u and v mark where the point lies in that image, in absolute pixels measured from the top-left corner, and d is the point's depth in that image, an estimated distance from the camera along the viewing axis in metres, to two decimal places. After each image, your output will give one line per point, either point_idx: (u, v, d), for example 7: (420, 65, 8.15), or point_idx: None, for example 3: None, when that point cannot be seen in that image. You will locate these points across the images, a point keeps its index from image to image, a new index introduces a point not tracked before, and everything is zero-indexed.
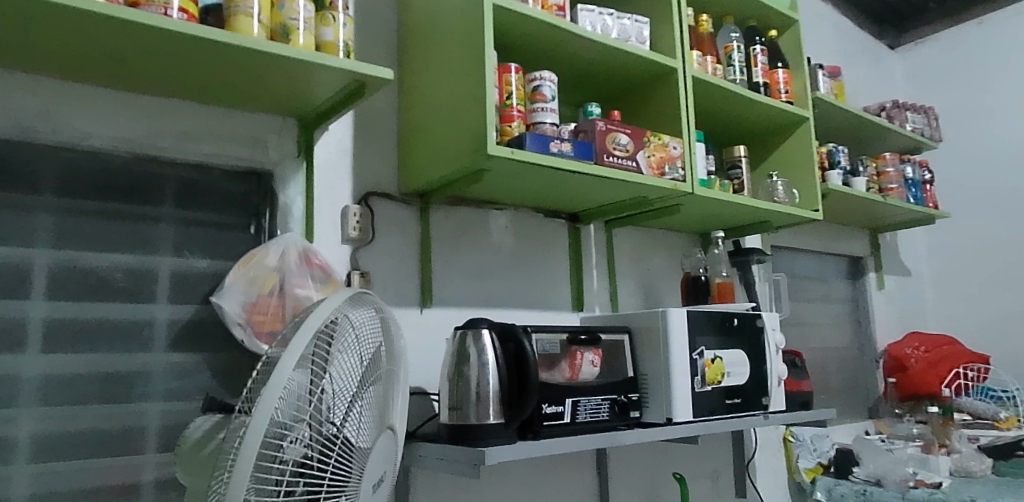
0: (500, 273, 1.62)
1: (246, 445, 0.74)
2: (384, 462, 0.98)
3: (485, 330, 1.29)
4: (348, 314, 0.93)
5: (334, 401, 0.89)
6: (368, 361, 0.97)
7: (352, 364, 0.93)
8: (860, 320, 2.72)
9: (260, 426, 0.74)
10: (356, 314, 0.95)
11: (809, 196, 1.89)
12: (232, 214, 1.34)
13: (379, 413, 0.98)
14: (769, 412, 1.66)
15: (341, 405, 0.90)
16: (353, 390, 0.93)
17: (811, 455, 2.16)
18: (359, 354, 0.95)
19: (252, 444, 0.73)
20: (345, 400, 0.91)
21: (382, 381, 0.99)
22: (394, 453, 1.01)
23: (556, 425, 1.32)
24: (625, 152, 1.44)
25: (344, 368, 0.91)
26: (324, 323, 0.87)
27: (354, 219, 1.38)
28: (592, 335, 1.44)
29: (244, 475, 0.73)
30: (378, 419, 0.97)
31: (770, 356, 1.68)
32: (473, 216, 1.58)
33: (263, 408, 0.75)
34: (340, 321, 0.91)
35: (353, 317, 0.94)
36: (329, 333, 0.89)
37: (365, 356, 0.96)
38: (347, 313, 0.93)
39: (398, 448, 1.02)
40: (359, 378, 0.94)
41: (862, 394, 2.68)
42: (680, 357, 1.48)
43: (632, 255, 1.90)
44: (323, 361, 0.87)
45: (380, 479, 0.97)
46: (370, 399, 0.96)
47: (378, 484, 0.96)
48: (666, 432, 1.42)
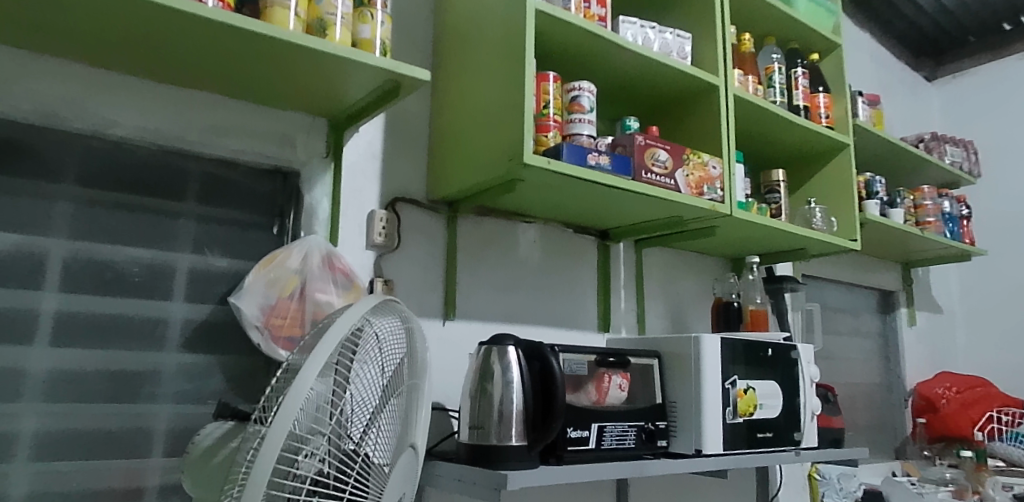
0: (526, 288, 1.56)
1: (261, 457, 0.68)
2: (406, 483, 0.92)
3: (510, 347, 1.23)
4: (372, 322, 0.88)
5: (354, 414, 0.83)
6: (394, 370, 0.92)
7: (374, 376, 0.87)
8: (890, 357, 2.63)
9: (277, 437, 0.69)
10: (380, 323, 0.90)
11: (846, 225, 1.82)
12: (255, 213, 1.30)
13: (404, 426, 0.92)
14: (801, 448, 1.59)
15: (361, 415, 0.85)
16: (374, 404, 0.87)
17: (837, 495, 2.07)
18: (384, 364, 0.90)
19: (266, 458, 0.68)
20: (365, 411, 0.85)
21: (411, 392, 0.94)
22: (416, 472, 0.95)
23: (581, 451, 1.25)
24: (664, 169, 1.38)
25: (368, 378, 0.86)
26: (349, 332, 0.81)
27: (380, 225, 1.33)
28: (621, 358, 1.38)
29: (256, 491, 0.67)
30: (402, 434, 0.91)
31: (805, 389, 1.61)
32: (501, 228, 1.53)
33: (281, 421, 0.69)
34: (365, 329, 0.86)
35: (377, 326, 0.89)
36: (353, 342, 0.83)
37: (390, 367, 0.91)
38: (373, 318, 0.88)
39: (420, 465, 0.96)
40: (383, 389, 0.89)
41: (889, 433, 2.58)
42: (713, 386, 1.41)
43: (662, 277, 1.83)
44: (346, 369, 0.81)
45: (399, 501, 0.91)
46: (394, 413, 0.91)
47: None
48: (695, 464, 1.35)
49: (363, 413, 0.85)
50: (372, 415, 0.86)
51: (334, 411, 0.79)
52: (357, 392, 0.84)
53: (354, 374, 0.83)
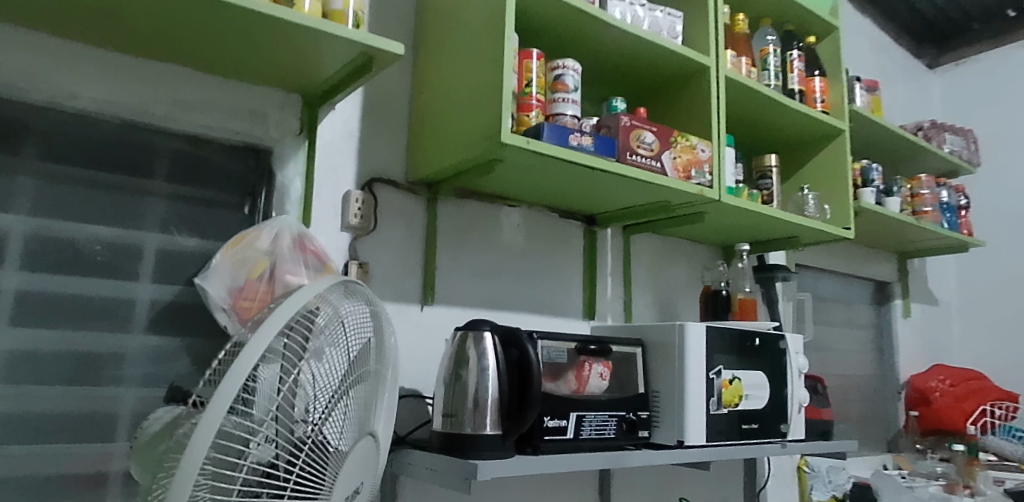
0: (508, 273, 1.52)
1: (194, 444, 0.63)
2: (364, 472, 0.88)
3: (487, 333, 1.20)
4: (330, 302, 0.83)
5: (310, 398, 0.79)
6: (356, 354, 0.88)
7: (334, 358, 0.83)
8: (884, 348, 2.59)
9: (213, 422, 0.64)
10: (339, 303, 0.85)
11: (841, 213, 1.77)
12: (226, 192, 1.25)
13: (364, 412, 0.88)
14: (787, 441, 1.55)
15: (319, 400, 0.81)
16: (333, 388, 0.82)
17: (826, 487, 2.03)
18: (345, 347, 0.85)
19: (199, 445, 0.63)
20: (323, 395, 0.81)
21: (371, 377, 0.90)
22: (377, 460, 0.92)
23: (558, 441, 1.22)
24: (650, 151, 1.34)
25: (327, 361, 0.82)
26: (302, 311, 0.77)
27: (356, 206, 1.29)
28: (602, 345, 1.34)
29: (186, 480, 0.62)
30: (361, 420, 0.88)
31: (792, 380, 1.57)
32: (483, 211, 1.49)
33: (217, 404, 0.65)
34: (322, 309, 0.82)
35: (336, 306, 0.84)
36: (309, 323, 0.79)
37: (351, 350, 0.87)
38: (331, 298, 0.83)
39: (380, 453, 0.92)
40: (344, 373, 0.85)
41: (882, 425, 2.55)
42: (697, 376, 1.37)
43: (650, 265, 1.79)
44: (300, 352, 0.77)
45: (358, 490, 0.87)
46: (355, 398, 0.87)
47: (353, 494, 0.86)
48: (676, 456, 1.31)
49: (321, 398, 0.81)
50: (331, 400, 0.82)
51: (286, 395, 0.74)
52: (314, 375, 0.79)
53: (311, 356, 0.79)
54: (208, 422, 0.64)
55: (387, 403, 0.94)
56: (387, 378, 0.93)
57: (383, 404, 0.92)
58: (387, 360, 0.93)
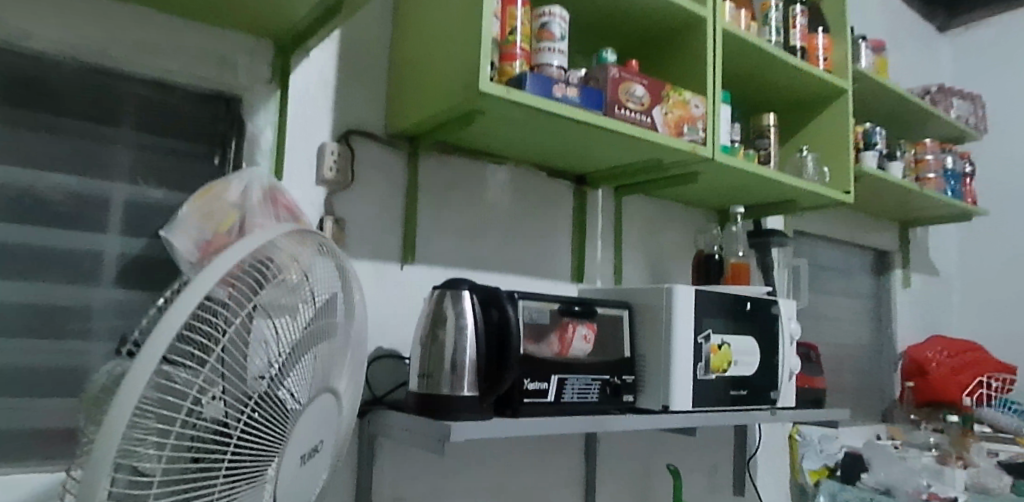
0: (493, 233, 1.47)
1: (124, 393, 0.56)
2: (322, 432, 0.83)
3: (465, 292, 1.15)
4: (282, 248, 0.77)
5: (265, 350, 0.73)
6: (317, 306, 0.82)
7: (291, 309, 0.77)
8: (882, 319, 2.55)
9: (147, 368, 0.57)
10: (293, 250, 0.79)
11: (840, 176, 1.72)
12: (195, 142, 1.20)
13: (324, 368, 0.83)
14: (777, 408, 1.51)
15: (279, 353, 0.74)
16: (291, 340, 0.76)
17: (817, 456, 2.02)
18: (306, 297, 0.80)
19: (130, 394, 0.56)
20: (282, 348, 0.75)
21: (331, 332, 0.85)
22: (335, 420, 0.87)
23: (538, 404, 1.18)
24: (640, 106, 1.28)
25: (285, 311, 0.76)
26: (250, 255, 0.70)
27: (331, 159, 1.23)
28: (587, 307, 1.30)
29: (117, 431, 0.56)
30: (321, 377, 0.82)
31: (784, 347, 1.53)
32: (467, 167, 1.44)
33: (149, 349, 0.58)
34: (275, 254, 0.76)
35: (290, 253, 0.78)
36: (264, 268, 0.73)
37: (312, 301, 0.81)
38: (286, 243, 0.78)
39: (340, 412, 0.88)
40: (305, 325, 0.79)
41: (877, 395, 2.52)
42: (684, 340, 1.32)
43: (642, 227, 1.74)
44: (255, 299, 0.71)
45: (317, 450, 0.82)
46: (315, 352, 0.81)
47: (311, 453, 0.80)
48: (660, 421, 1.27)
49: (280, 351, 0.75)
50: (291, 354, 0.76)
51: (237, 346, 0.68)
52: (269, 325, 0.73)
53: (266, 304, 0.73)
54: (139, 367, 0.57)
55: (345, 360, 0.89)
56: (344, 334, 0.88)
57: (340, 361, 0.87)
58: (343, 315, 0.89)
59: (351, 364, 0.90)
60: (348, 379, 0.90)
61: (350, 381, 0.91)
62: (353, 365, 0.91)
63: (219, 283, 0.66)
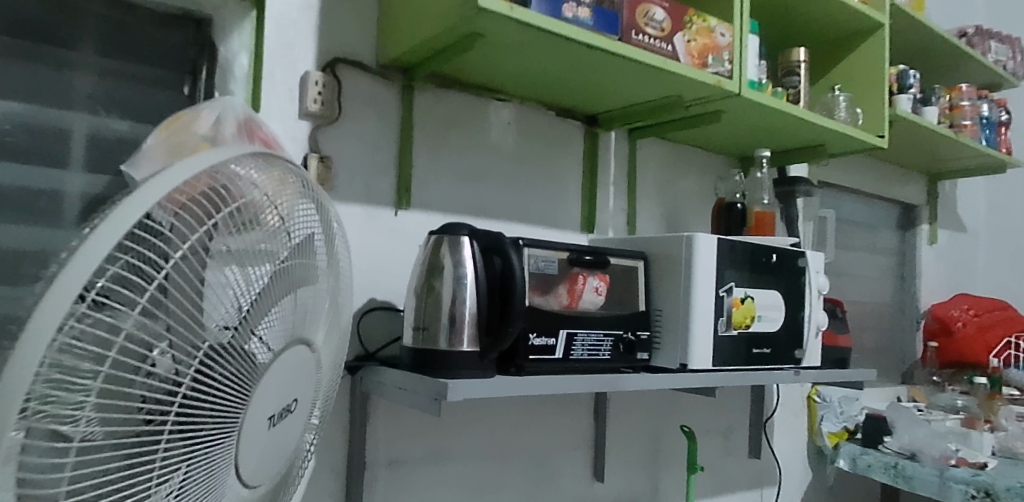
0: (497, 176, 1.35)
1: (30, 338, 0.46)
2: (297, 390, 0.72)
3: (465, 238, 1.04)
4: (248, 178, 0.65)
5: (235, 297, 0.61)
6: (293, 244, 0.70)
7: (265, 252, 0.65)
8: (905, 276, 2.43)
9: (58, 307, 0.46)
10: (264, 181, 0.67)
11: (874, 119, 1.58)
12: (163, 69, 1.08)
13: (301, 317, 0.72)
14: (802, 367, 1.41)
15: (249, 296, 0.62)
16: (265, 286, 0.65)
17: (836, 419, 1.91)
18: (279, 233, 0.68)
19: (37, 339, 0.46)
20: (253, 291, 0.63)
21: (311, 276, 0.73)
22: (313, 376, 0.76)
23: (544, 361, 1.07)
24: (660, 31, 1.15)
25: (253, 247, 0.64)
26: (200, 174, 0.59)
27: (316, 89, 1.11)
28: (599, 256, 1.18)
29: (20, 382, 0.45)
30: (297, 327, 0.71)
31: (811, 301, 1.41)
32: (469, 104, 1.31)
33: (63, 282, 0.47)
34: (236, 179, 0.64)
35: (260, 184, 0.66)
36: (220, 192, 0.61)
37: (287, 238, 0.69)
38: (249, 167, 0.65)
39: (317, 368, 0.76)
40: (280, 265, 0.67)
41: (897, 356, 2.41)
42: (705, 293, 1.21)
43: (658, 175, 1.61)
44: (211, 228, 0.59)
45: (291, 410, 0.71)
46: (290, 298, 0.69)
47: (282, 415, 0.69)
48: (678, 381, 1.17)
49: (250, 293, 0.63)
50: (263, 297, 0.64)
51: (190, 284, 0.57)
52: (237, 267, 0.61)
53: (228, 236, 0.61)
54: (49, 304, 0.46)
55: (325, 310, 0.77)
56: (324, 280, 0.77)
57: (320, 310, 0.76)
58: (323, 258, 0.77)
59: (331, 314, 0.79)
60: (327, 330, 0.79)
61: (329, 333, 0.79)
62: (333, 315, 0.80)
63: (161, 210, 0.54)
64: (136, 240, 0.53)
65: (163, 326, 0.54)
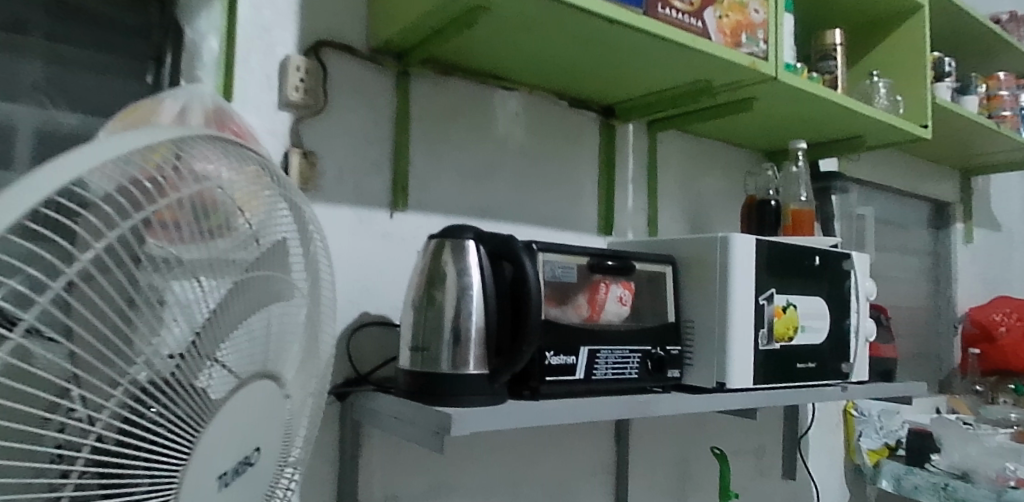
0: (505, 174, 1.21)
1: None
2: (266, 434, 0.57)
3: (470, 242, 0.90)
4: (210, 166, 0.50)
5: (180, 319, 0.46)
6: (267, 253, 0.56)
7: (225, 263, 0.50)
8: (940, 279, 2.28)
9: None
10: (228, 171, 0.52)
11: (916, 107, 1.44)
12: (122, 55, 0.94)
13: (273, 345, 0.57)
14: (848, 383, 1.26)
15: (208, 319, 0.48)
16: (223, 306, 0.50)
17: (876, 435, 1.77)
18: (252, 238, 0.53)
19: None
20: (212, 313, 0.49)
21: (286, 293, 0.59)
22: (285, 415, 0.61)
23: (564, 383, 0.93)
24: (688, 5, 1.00)
25: (213, 255, 0.49)
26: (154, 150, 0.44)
27: (297, 76, 0.97)
28: (622, 262, 1.04)
29: None
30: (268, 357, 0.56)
31: (856, 309, 1.27)
32: (472, 94, 1.17)
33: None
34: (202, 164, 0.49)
35: (224, 175, 0.51)
36: (174, 178, 0.46)
37: (259, 247, 0.55)
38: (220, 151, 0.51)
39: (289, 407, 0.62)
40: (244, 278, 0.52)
41: (933, 364, 2.26)
42: (743, 301, 1.06)
43: (680, 171, 1.47)
44: (165, 227, 0.45)
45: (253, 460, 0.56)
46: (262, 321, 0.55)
47: (241, 467, 0.54)
48: (716, 402, 1.03)
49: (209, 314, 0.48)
50: (222, 319, 0.50)
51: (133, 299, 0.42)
52: (185, 281, 0.46)
53: (186, 238, 0.46)
54: None
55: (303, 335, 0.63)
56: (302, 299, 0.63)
57: (297, 336, 0.62)
58: (302, 273, 0.63)
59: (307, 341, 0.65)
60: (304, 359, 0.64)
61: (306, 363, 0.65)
62: (309, 341, 0.66)
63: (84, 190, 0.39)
64: (69, 234, 0.39)
65: (90, 351, 0.40)
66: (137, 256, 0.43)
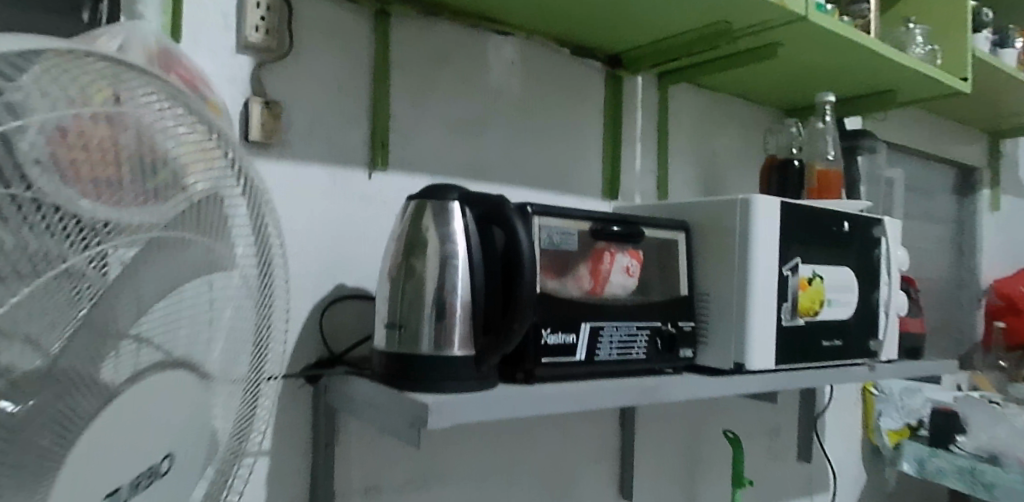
0: (500, 131, 1.08)
1: None
2: (188, 437, 0.47)
3: (455, 204, 0.77)
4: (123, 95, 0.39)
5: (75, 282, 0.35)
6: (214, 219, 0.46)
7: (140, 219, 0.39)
8: (963, 249, 2.16)
9: None
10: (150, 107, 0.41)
11: (955, 58, 1.30)
12: None
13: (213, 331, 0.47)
14: (876, 362, 1.15)
15: (130, 291, 0.39)
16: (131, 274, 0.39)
17: (897, 413, 1.66)
18: (180, 191, 0.42)
19: None
20: (137, 286, 0.39)
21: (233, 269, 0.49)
22: (220, 415, 0.51)
23: (562, 365, 0.82)
24: None
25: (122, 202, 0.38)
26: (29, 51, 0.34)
27: (255, 13, 0.84)
28: (630, 227, 0.92)
29: None
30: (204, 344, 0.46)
31: (888, 281, 1.15)
32: (461, 38, 1.04)
33: None
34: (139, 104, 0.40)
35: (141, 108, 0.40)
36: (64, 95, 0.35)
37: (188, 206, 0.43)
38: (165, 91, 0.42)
39: (228, 405, 0.51)
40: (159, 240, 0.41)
41: (955, 338, 2.15)
42: (766, 273, 0.94)
43: (693, 129, 1.34)
44: (95, 175, 0.36)
45: (163, 472, 0.45)
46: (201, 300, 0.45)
47: (143, 481, 0.43)
48: (733, 385, 0.92)
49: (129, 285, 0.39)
50: (127, 289, 0.39)
51: (40, 263, 0.33)
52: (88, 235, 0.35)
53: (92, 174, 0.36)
54: None
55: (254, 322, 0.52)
56: (257, 278, 0.52)
57: (246, 321, 0.51)
58: (260, 256, 0.52)
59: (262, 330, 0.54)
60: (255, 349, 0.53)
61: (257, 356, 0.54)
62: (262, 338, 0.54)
63: None
64: None
65: None
66: (58, 206, 0.34)
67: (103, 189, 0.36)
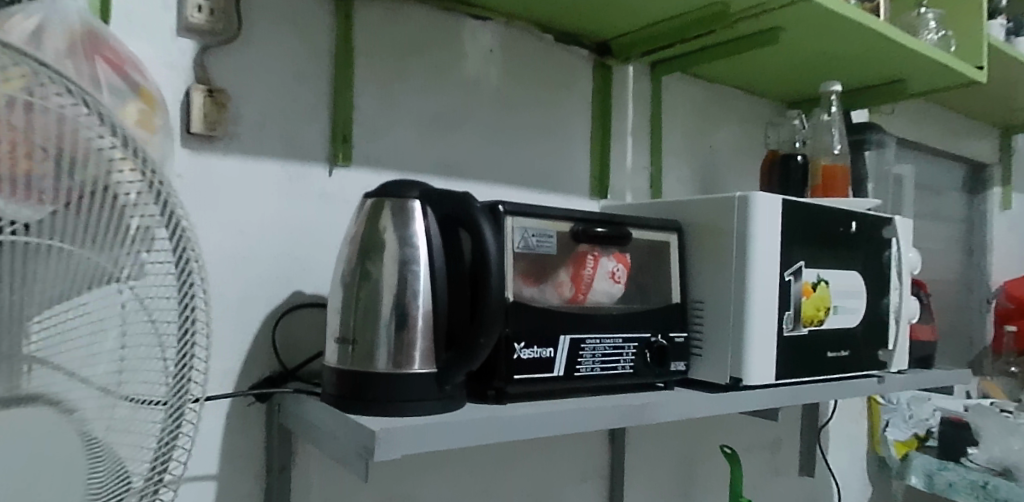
0: (477, 124, 1.00)
1: None
2: (72, 472, 0.40)
3: (415, 203, 0.69)
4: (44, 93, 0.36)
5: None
6: (131, 226, 0.41)
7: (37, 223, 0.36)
8: (973, 249, 2.07)
9: None
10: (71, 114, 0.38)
11: (968, 45, 1.21)
12: None
13: (113, 345, 0.41)
14: (885, 373, 1.07)
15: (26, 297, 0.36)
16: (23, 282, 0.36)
17: (905, 424, 1.58)
18: (90, 197, 0.39)
19: None
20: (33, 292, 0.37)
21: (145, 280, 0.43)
22: (125, 456, 0.43)
23: (538, 383, 0.73)
24: None
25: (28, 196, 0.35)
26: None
27: None
28: (617, 228, 0.83)
29: None
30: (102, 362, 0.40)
31: (898, 286, 1.07)
32: (434, 22, 0.96)
33: None
34: (57, 102, 0.37)
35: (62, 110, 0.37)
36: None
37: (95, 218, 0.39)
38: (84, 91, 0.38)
39: (127, 457, 0.43)
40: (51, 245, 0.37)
41: (964, 342, 2.06)
42: (767, 278, 0.86)
43: (689, 123, 1.25)
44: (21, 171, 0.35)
45: None
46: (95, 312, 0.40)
47: None
48: (729, 403, 0.84)
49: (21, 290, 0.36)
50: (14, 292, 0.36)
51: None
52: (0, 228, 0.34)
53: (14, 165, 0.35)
54: None
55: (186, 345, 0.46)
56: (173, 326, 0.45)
57: (160, 349, 0.44)
58: (180, 305, 0.45)
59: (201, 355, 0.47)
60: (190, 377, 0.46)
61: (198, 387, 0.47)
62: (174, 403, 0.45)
63: None
64: None
65: None
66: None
67: (20, 188, 0.35)
